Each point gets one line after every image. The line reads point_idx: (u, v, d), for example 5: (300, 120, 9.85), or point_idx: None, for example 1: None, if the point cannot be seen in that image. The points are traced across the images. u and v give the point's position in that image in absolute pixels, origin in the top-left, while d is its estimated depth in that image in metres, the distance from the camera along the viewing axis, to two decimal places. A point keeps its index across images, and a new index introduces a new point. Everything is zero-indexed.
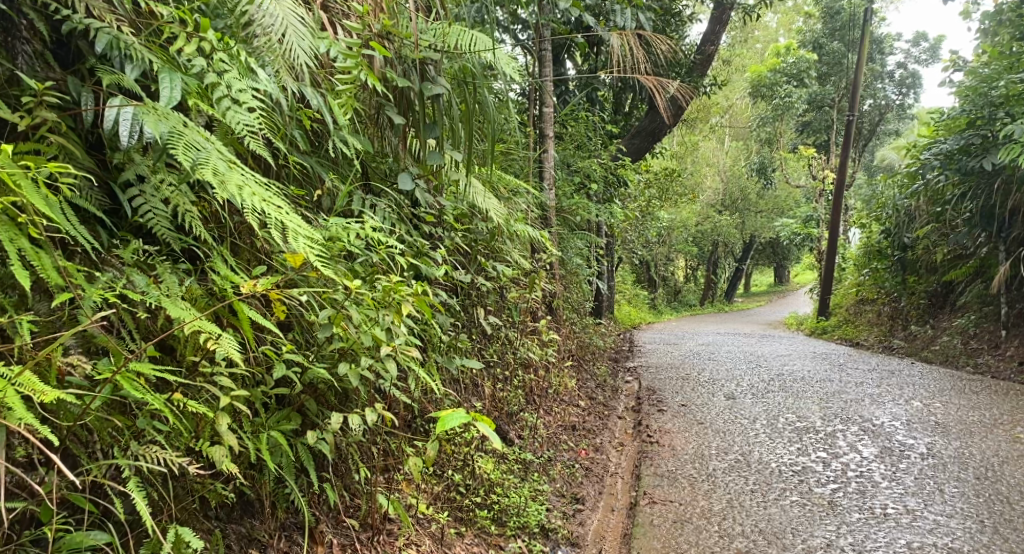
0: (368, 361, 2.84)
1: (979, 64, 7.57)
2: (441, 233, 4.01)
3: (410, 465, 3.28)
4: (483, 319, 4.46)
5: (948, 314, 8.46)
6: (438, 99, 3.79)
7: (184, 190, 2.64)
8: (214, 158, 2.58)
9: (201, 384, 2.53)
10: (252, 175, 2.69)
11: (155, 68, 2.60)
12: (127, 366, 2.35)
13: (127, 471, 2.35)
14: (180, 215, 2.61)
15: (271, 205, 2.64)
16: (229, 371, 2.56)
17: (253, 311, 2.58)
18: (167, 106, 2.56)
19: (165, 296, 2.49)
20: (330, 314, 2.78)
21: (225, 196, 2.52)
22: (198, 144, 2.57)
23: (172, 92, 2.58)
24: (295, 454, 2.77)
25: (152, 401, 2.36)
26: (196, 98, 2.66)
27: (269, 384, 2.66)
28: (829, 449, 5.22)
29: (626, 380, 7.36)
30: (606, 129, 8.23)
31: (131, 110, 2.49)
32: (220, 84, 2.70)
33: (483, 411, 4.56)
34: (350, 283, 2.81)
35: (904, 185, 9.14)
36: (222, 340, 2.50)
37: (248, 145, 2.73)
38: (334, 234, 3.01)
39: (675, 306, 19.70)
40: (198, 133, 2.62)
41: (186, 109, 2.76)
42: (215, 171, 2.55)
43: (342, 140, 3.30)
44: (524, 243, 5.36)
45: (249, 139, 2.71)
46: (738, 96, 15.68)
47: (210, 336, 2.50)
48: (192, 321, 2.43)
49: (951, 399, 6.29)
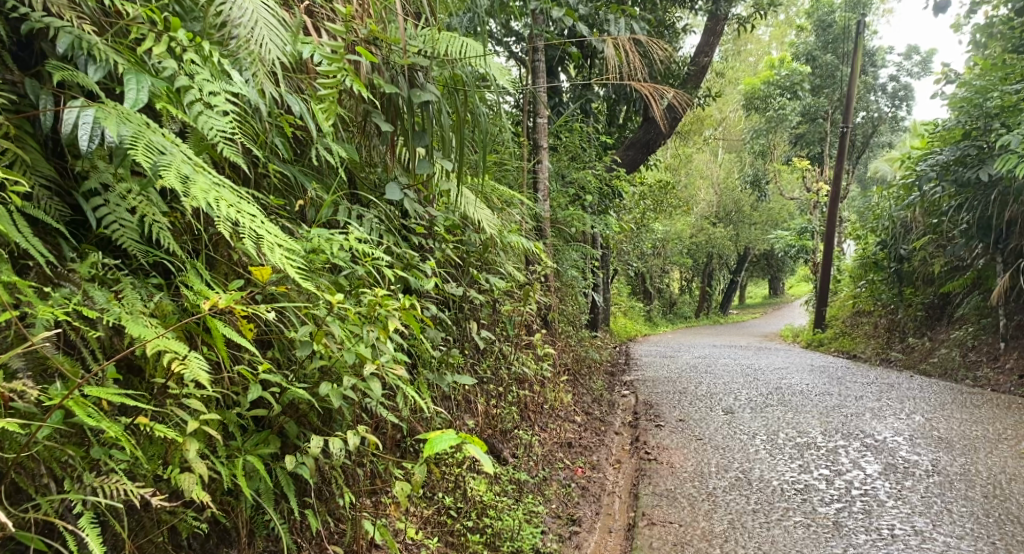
0: (350, 380, 2.69)
1: (972, 76, 7.50)
2: (433, 244, 3.89)
3: (397, 489, 3.14)
4: (476, 333, 4.32)
5: (945, 327, 8.32)
6: (428, 107, 3.64)
7: (153, 199, 2.49)
8: (179, 161, 2.45)
9: (167, 406, 2.39)
10: (223, 181, 2.56)
11: (121, 70, 2.47)
12: (80, 390, 2.20)
13: (78, 507, 2.19)
14: (147, 226, 2.47)
15: (244, 214, 2.51)
16: (200, 393, 2.41)
17: (227, 328, 2.47)
18: (132, 108, 2.42)
19: (127, 314, 2.35)
20: (310, 332, 2.64)
21: (191, 204, 2.39)
22: (160, 146, 2.43)
23: (139, 94, 2.44)
24: (274, 480, 2.62)
25: (104, 426, 2.20)
26: (165, 102, 2.53)
27: (242, 405, 2.52)
28: (831, 466, 5.07)
29: (622, 394, 7.21)
30: (601, 140, 8.09)
31: (92, 113, 2.35)
32: (192, 86, 2.57)
33: (474, 430, 4.41)
34: (331, 297, 2.68)
35: (900, 196, 9.02)
36: (188, 361, 2.36)
37: (221, 152, 2.60)
38: (316, 246, 2.87)
39: (671, 318, 19.57)
40: (163, 135, 2.49)
41: (158, 114, 2.62)
42: (180, 176, 2.42)
43: (326, 148, 3.16)
44: (519, 254, 5.23)
45: (223, 145, 2.58)
46: (731, 109, 15.61)
47: (176, 356, 2.36)
48: (153, 340, 2.29)
49: (952, 413, 6.15)
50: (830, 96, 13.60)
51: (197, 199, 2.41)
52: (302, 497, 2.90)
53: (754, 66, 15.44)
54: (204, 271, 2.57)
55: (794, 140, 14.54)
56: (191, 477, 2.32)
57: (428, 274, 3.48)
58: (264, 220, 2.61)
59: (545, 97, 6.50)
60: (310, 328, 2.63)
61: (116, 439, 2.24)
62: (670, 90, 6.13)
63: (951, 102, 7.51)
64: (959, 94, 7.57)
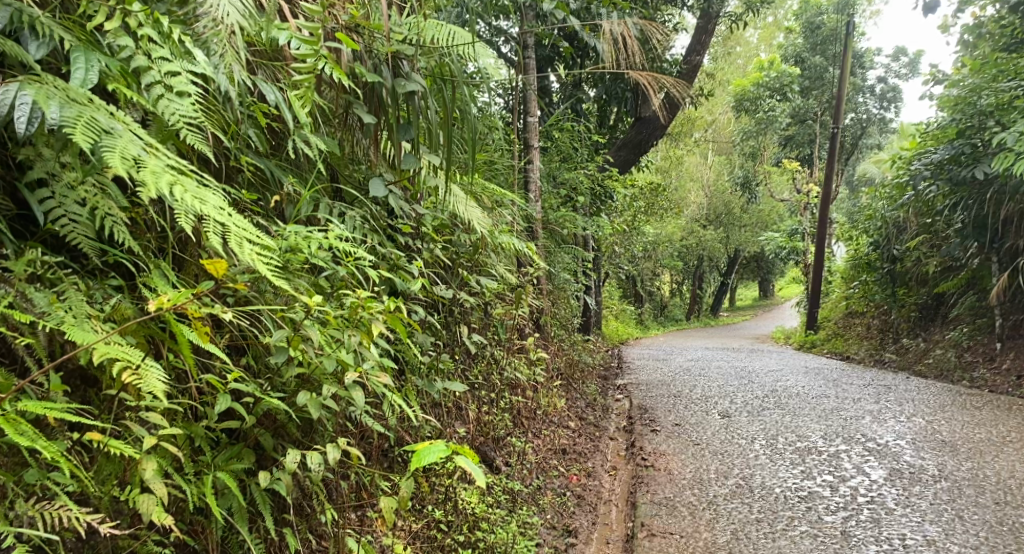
0: (330, 389, 2.48)
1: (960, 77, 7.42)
2: (420, 244, 3.67)
3: (382, 505, 2.93)
4: (467, 337, 4.13)
5: (940, 328, 8.16)
6: (413, 98, 3.45)
7: (108, 192, 2.30)
8: (131, 144, 2.26)
9: (123, 420, 2.21)
10: (184, 168, 2.37)
11: (67, 48, 2.28)
12: (10, 407, 2.03)
13: (12, 538, 2.00)
14: (100, 221, 2.28)
15: (208, 207, 2.32)
16: (160, 405, 2.22)
17: (193, 335, 2.28)
18: (81, 88, 2.25)
19: (73, 317, 2.16)
20: (285, 336, 2.45)
21: (148, 193, 2.21)
22: (109, 129, 2.23)
23: (87, 74, 2.27)
24: (250, 498, 2.43)
25: (39, 446, 2.03)
26: (119, 84, 2.34)
27: (211, 416, 2.33)
28: (835, 472, 4.88)
29: (616, 399, 7.03)
30: (592, 141, 7.87)
31: (30, 93, 2.16)
32: (150, 67, 2.39)
33: (465, 438, 4.22)
34: (308, 299, 2.47)
35: (893, 196, 8.85)
36: (142, 370, 2.18)
37: (185, 140, 2.42)
38: (293, 245, 2.66)
39: (662, 321, 19.42)
40: (114, 116, 2.29)
41: (114, 98, 2.43)
42: (135, 162, 2.23)
43: (304, 140, 2.97)
44: (510, 256, 5.03)
45: (187, 132, 2.41)
46: (721, 111, 15.45)
47: (130, 365, 2.17)
48: (98, 347, 2.11)
49: (954, 416, 5.98)
50: (819, 98, 13.45)
51: (151, 191, 2.22)
52: (281, 514, 2.70)
53: (743, 68, 15.26)
54: (169, 272, 2.38)
55: (783, 141, 14.39)
56: (147, 497, 2.14)
57: (416, 275, 3.29)
58: (233, 214, 2.42)
59: (535, 95, 6.30)
60: (285, 333, 2.44)
61: (57, 460, 2.07)
62: (667, 78, 5.97)
63: (945, 101, 7.36)
64: (951, 92, 7.42)
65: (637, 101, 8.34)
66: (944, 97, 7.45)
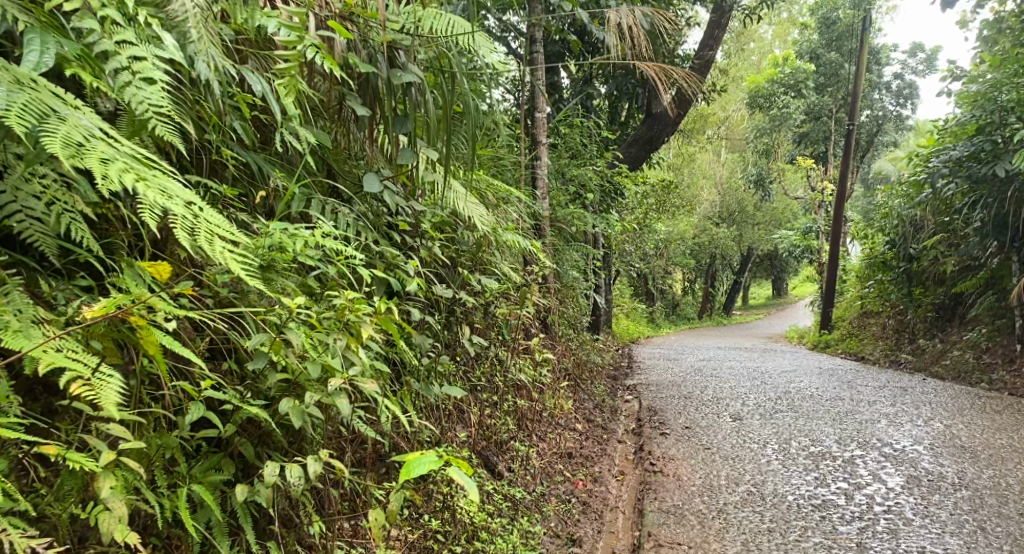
0: (316, 396, 2.34)
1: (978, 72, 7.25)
2: (418, 242, 3.52)
3: (372, 517, 2.79)
4: (468, 338, 3.99)
5: (957, 328, 7.94)
6: (410, 89, 3.30)
7: (70, 187, 2.18)
8: (87, 133, 2.14)
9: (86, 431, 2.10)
10: (149, 158, 2.25)
11: (22, 29, 2.16)
12: None
13: None
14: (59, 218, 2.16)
15: (176, 203, 2.19)
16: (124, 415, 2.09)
17: (167, 340, 2.16)
18: (32, 71, 2.12)
19: (26, 320, 2.04)
20: (265, 341, 2.31)
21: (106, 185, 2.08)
22: (62, 116, 2.11)
23: (42, 57, 2.15)
24: (230, 512, 2.29)
25: None
26: (79, 70, 2.22)
27: (183, 427, 2.20)
28: (850, 479, 4.71)
29: (625, 400, 6.86)
30: (602, 137, 7.70)
31: None
32: (114, 52, 2.27)
33: (465, 443, 4.07)
34: (289, 300, 2.33)
35: (910, 194, 8.64)
36: (94, 383, 2.05)
37: (154, 130, 2.29)
38: (278, 243, 2.51)
39: (674, 320, 19.20)
40: (70, 104, 2.17)
41: (81, 88, 2.31)
42: (94, 155, 2.11)
43: (292, 133, 2.83)
44: (515, 254, 4.87)
45: (155, 121, 2.28)
46: (734, 107, 15.23)
47: (86, 372, 2.05)
48: (46, 356, 1.99)
49: (973, 420, 5.78)
50: (834, 95, 13.21)
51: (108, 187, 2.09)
52: (265, 526, 2.58)
53: (757, 65, 15.00)
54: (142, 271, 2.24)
55: (797, 138, 14.15)
56: (107, 513, 2.03)
57: (412, 275, 3.13)
58: (205, 210, 2.29)
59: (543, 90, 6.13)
60: (264, 336, 2.30)
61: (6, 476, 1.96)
62: (678, 69, 5.75)
63: (964, 96, 7.14)
64: (969, 89, 7.22)
65: (647, 96, 8.09)
66: (964, 93, 7.23)
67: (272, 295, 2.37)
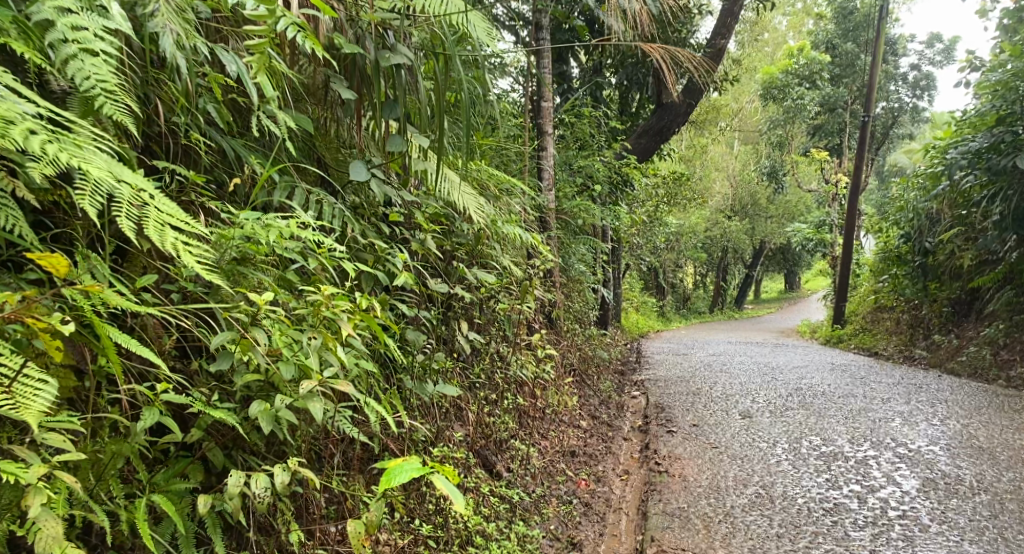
0: (287, 399, 2.20)
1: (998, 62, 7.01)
2: (410, 234, 3.36)
3: (353, 527, 2.63)
4: (464, 334, 3.82)
5: (973, 324, 7.71)
6: (400, 72, 3.13)
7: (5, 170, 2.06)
8: (13, 105, 2.02)
9: (28, 438, 1.97)
10: (97, 143, 2.13)
11: None
12: None
13: None
14: None
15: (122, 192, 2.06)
16: (69, 420, 1.98)
17: (119, 338, 2.03)
18: None
19: None
20: (232, 339, 2.18)
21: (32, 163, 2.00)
22: None
23: None
24: (196, 523, 2.15)
25: None
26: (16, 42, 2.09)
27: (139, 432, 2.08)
28: (863, 481, 4.53)
29: (633, 395, 6.69)
30: (610, 128, 7.47)
31: None
32: (56, 25, 2.14)
33: (462, 442, 3.91)
34: (256, 296, 2.19)
35: (927, 186, 8.40)
36: (15, 390, 1.92)
37: (103, 110, 2.17)
38: (250, 235, 2.37)
39: (684, 313, 18.94)
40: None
41: (27, 68, 2.19)
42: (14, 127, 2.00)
43: (271, 117, 2.67)
44: (517, 247, 4.68)
45: (104, 100, 2.15)
46: (747, 99, 14.97)
47: (21, 374, 1.94)
48: None
49: (991, 420, 5.58)
50: (850, 86, 12.91)
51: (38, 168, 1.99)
52: (240, 535, 2.43)
53: (771, 56, 14.67)
54: (99, 264, 2.12)
55: (812, 130, 13.87)
56: (43, 532, 1.91)
57: (401, 269, 2.97)
58: (156, 197, 2.19)
59: (549, 78, 5.92)
60: (227, 336, 2.17)
61: None
62: (682, 51, 5.44)
63: (984, 86, 6.90)
64: (988, 79, 6.99)
65: (658, 85, 7.87)
66: (984, 83, 7.00)
67: (241, 291, 2.24)
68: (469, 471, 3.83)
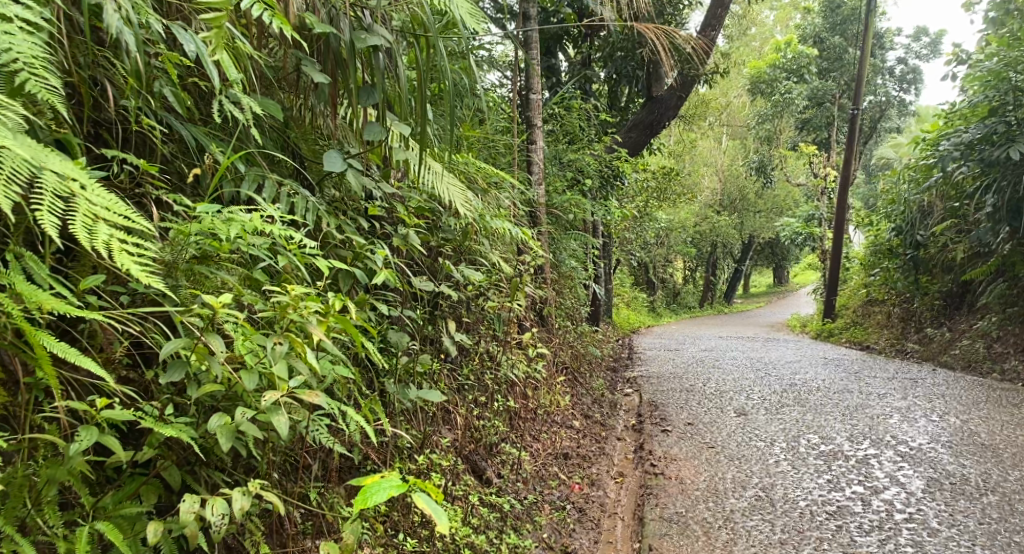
0: (249, 412, 2.02)
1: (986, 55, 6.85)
2: (391, 229, 3.16)
3: (329, 546, 2.43)
4: (451, 335, 3.62)
5: (966, 316, 7.55)
6: (377, 55, 2.92)
7: None
8: None
9: None
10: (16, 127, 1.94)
11: None
12: None
13: None
14: None
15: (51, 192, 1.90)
16: None
17: (48, 351, 1.89)
18: None
19: None
20: (186, 348, 2.02)
21: None
22: None
23: None
24: (150, 550, 1.99)
25: None
26: None
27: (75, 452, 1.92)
28: (866, 481, 4.34)
29: (626, 394, 6.49)
30: (599, 120, 7.25)
31: None
32: None
33: (450, 448, 3.71)
34: (212, 299, 2.00)
35: (918, 178, 8.22)
36: None
37: (22, 86, 1.97)
38: (209, 230, 2.18)
39: (674, 309, 18.74)
40: None
41: None
42: None
43: (234, 102, 2.47)
44: (505, 243, 4.46)
45: (24, 74, 1.95)
46: (735, 93, 14.77)
47: None
48: None
49: (990, 415, 5.41)
50: (838, 79, 12.76)
51: None
52: None
53: (759, 50, 14.42)
54: (34, 265, 1.95)
55: (800, 124, 13.67)
56: None
57: (380, 266, 2.77)
58: (88, 187, 2.00)
59: (538, 68, 5.71)
60: (175, 344, 2.00)
61: None
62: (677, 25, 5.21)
63: (976, 77, 6.72)
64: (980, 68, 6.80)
65: (648, 78, 7.69)
66: (975, 74, 6.81)
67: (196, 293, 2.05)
68: (457, 478, 3.63)
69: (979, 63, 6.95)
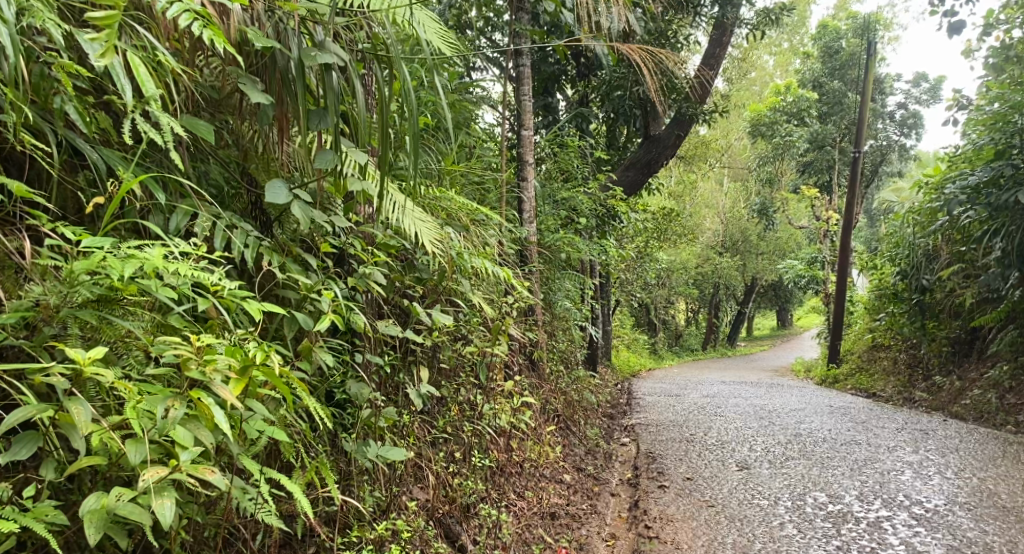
0: (125, 494, 1.85)
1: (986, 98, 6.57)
2: (355, 265, 2.85)
3: None
4: (421, 385, 3.26)
5: (976, 364, 7.12)
6: (331, 74, 2.58)
7: None
8: None
9: None
10: None
11: None
12: None
13: None
14: None
15: None
16: None
17: None
18: None
19: None
20: (44, 415, 1.84)
21: None
22: None
23: None
24: None
25: None
26: None
27: None
28: (879, 549, 3.94)
29: (622, 444, 6.07)
30: (595, 158, 6.92)
31: None
32: None
33: (420, 510, 3.32)
34: (78, 359, 1.85)
35: (924, 221, 7.87)
36: None
37: None
38: (99, 269, 1.95)
39: (677, 351, 18.27)
40: None
41: None
42: None
43: (154, 121, 2.20)
44: (488, 284, 4.09)
45: None
46: (735, 137, 13.92)
47: None
48: None
49: (1010, 473, 4.99)
50: (839, 122, 12.48)
51: None
52: None
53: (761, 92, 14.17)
54: None
55: (801, 166, 13.35)
56: None
57: (327, 310, 2.44)
58: None
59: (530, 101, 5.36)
60: (27, 412, 1.82)
61: None
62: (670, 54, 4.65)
63: (980, 119, 6.38)
64: (985, 110, 6.49)
65: (645, 118, 7.34)
66: (978, 117, 6.49)
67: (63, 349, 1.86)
68: (425, 544, 3.15)
69: (982, 106, 6.64)
